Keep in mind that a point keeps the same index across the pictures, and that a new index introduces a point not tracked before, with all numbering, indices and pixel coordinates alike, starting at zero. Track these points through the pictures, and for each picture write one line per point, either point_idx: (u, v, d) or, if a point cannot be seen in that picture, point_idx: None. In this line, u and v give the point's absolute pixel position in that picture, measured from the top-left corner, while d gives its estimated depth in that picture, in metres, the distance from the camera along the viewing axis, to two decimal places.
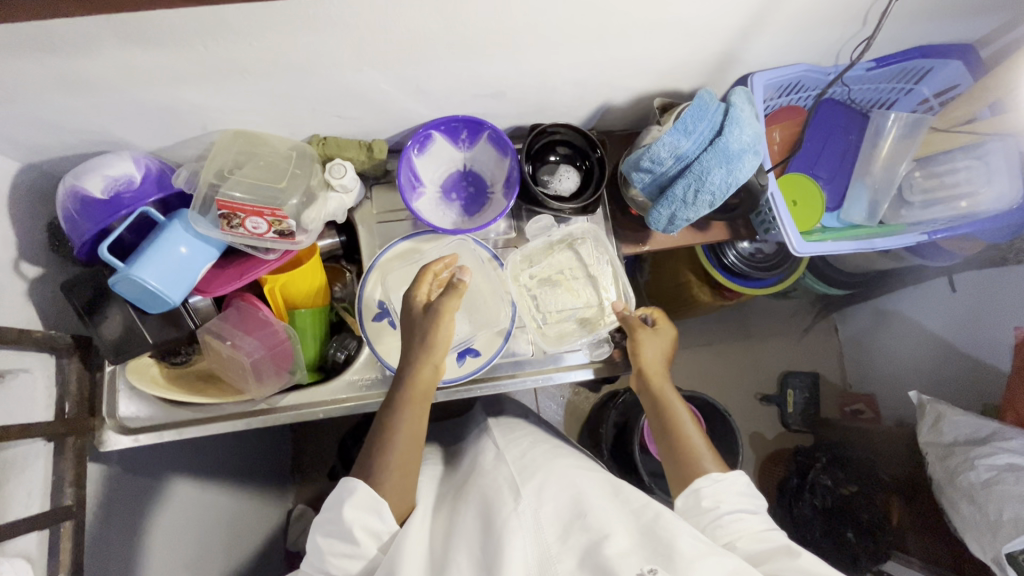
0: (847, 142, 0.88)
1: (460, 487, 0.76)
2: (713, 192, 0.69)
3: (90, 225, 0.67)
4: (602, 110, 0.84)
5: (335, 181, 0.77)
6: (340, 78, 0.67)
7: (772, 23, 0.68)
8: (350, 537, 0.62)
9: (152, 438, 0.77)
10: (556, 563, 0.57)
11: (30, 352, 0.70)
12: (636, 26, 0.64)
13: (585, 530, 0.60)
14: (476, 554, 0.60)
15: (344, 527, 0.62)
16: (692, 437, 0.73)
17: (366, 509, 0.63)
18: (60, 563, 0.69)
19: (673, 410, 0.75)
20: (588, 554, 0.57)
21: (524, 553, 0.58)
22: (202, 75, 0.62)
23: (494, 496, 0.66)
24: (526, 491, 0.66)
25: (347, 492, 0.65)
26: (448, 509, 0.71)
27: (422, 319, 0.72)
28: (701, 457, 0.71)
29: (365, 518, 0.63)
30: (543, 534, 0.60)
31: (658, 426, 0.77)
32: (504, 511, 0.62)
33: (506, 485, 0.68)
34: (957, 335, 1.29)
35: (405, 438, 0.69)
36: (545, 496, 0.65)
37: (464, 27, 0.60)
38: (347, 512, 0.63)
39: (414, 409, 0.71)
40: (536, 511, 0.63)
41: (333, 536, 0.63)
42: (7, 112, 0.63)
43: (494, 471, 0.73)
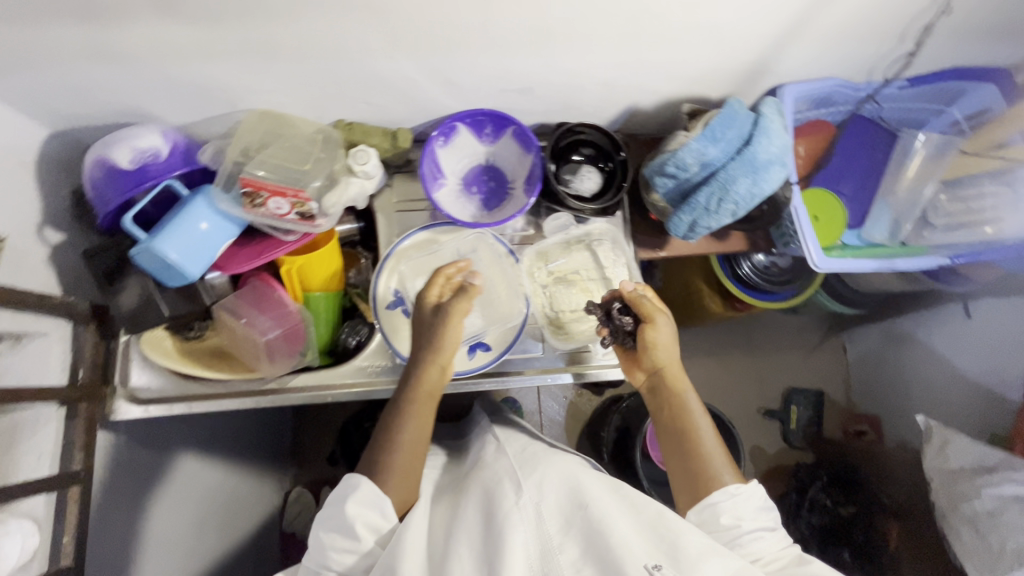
0: (874, 160, 0.87)
1: (461, 479, 0.76)
2: (737, 202, 0.69)
3: (115, 194, 0.67)
4: (628, 112, 0.83)
5: (358, 167, 0.75)
6: (370, 65, 0.66)
7: (808, 36, 0.67)
8: (351, 533, 0.62)
9: (162, 410, 0.77)
10: (558, 555, 0.58)
11: (48, 317, 0.71)
12: (671, 29, 0.64)
13: (587, 521, 0.59)
14: (479, 546, 0.59)
15: (346, 522, 0.62)
16: (708, 445, 0.70)
17: (369, 505, 0.64)
18: (65, 526, 0.70)
19: (690, 415, 0.72)
20: (592, 546, 0.57)
21: (526, 547, 0.58)
22: (233, 53, 0.62)
23: (495, 488, 0.66)
24: (528, 483, 0.66)
25: (350, 488, 0.65)
26: (449, 501, 0.70)
27: (433, 318, 0.74)
28: (717, 467, 0.68)
29: (368, 514, 0.63)
30: (545, 527, 0.60)
31: (671, 432, 0.74)
32: (506, 505, 0.62)
33: (507, 477, 0.68)
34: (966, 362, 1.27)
35: (411, 440, 0.69)
36: (546, 489, 0.65)
37: (499, 20, 0.60)
38: (350, 506, 0.63)
39: (421, 409, 0.71)
40: (538, 504, 0.63)
41: (335, 531, 0.62)
42: (40, 78, 0.63)
43: (495, 462, 0.73)
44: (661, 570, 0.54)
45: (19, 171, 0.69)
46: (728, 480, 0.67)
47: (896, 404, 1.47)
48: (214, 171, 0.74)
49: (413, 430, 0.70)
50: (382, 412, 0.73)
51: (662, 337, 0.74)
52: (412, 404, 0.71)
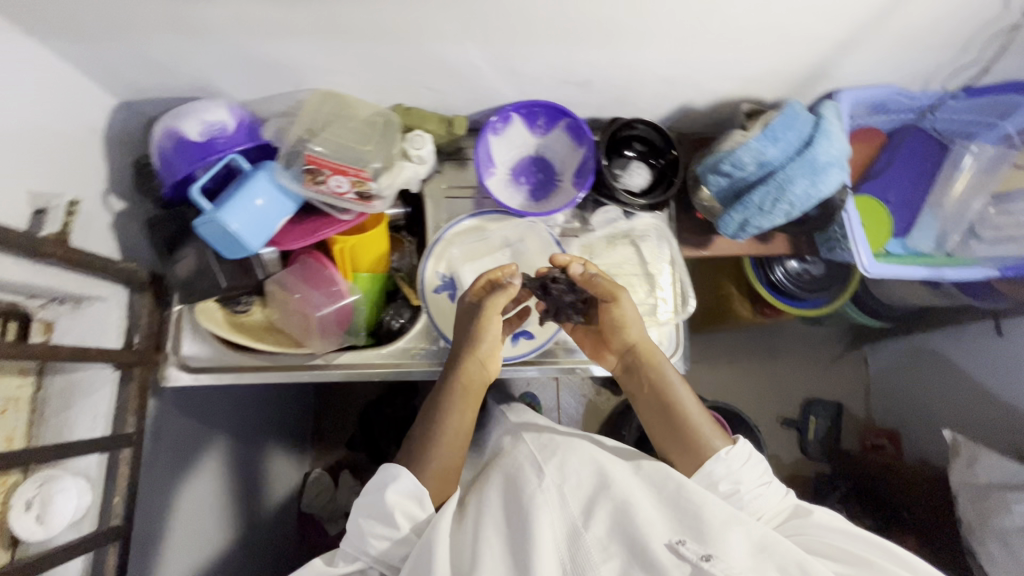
0: (922, 171, 0.86)
1: (483, 471, 0.77)
2: (793, 203, 0.69)
3: (183, 164, 0.69)
4: (680, 110, 0.84)
5: (413, 151, 0.78)
6: (438, 50, 0.68)
7: (872, 41, 0.67)
8: (389, 521, 0.61)
9: (210, 378, 0.79)
10: (584, 532, 0.59)
11: (108, 282, 0.73)
12: (738, 29, 0.65)
13: (612, 500, 0.61)
14: (511, 528, 0.61)
15: (386, 509, 0.62)
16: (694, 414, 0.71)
17: (407, 495, 0.64)
18: (118, 484, 0.72)
19: (669, 386, 0.72)
20: (620, 523, 0.59)
21: (553, 524, 0.60)
22: (309, 31, 0.64)
23: (518, 475, 0.69)
24: (550, 467, 0.69)
25: (389, 476, 0.65)
26: (473, 491, 0.72)
27: (473, 311, 0.74)
28: (708, 434, 0.69)
29: (406, 504, 0.63)
30: (569, 508, 0.62)
31: (653, 406, 0.74)
32: (530, 488, 0.65)
33: (528, 463, 0.70)
34: (992, 378, 1.27)
35: (450, 431, 0.70)
36: (568, 471, 0.67)
37: (572, 13, 0.61)
38: (389, 494, 0.63)
39: (463, 401, 0.72)
40: (561, 486, 0.65)
41: (375, 519, 0.62)
42: (120, 48, 0.65)
43: (515, 450, 0.75)
44: (686, 544, 0.57)
45: (89, 138, 0.71)
46: (720, 446, 0.68)
47: (918, 419, 1.46)
48: (274, 148, 0.76)
49: (456, 421, 0.71)
50: (427, 402, 0.74)
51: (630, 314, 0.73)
52: (455, 396, 0.72)
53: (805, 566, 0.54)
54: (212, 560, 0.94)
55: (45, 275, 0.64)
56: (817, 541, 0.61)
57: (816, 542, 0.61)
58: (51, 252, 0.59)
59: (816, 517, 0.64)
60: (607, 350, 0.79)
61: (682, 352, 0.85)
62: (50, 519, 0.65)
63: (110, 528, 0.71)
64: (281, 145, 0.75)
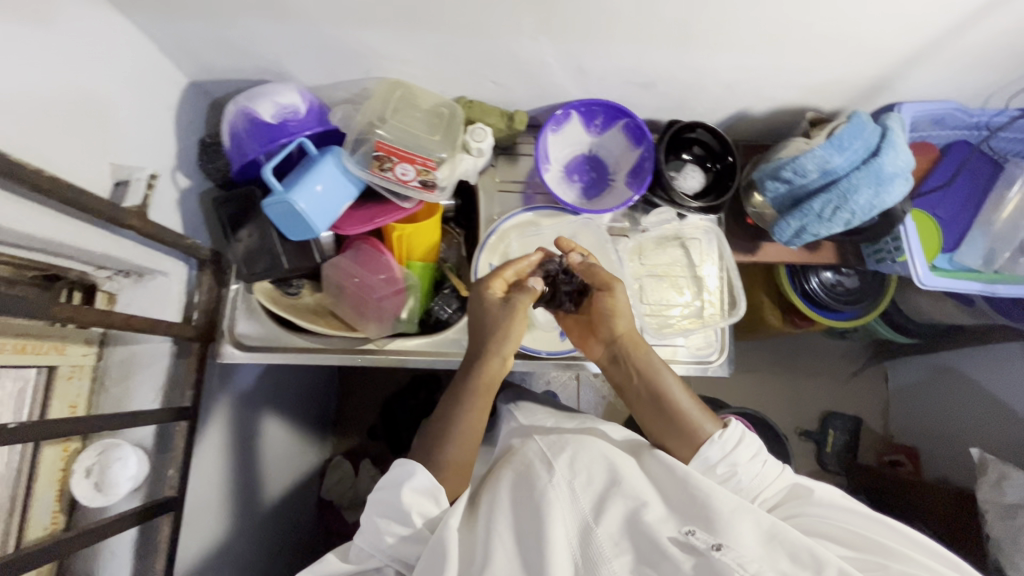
0: (974, 187, 0.87)
1: (495, 466, 0.76)
2: (854, 212, 0.70)
3: (255, 146, 0.72)
4: (737, 117, 0.85)
5: (474, 144, 0.78)
6: (513, 44, 0.69)
7: (941, 57, 0.68)
8: (405, 520, 0.59)
9: (264, 357, 0.79)
10: (593, 526, 0.58)
11: (171, 257, 0.74)
12: (811, 38, 0.66)
13: (622, 496, 0.60)
14: (522, 520, 0.60)
15: (401, 509, 0.59)
16: (684, 402, 0.71)
17: (424, 494, 0.61)
18: (172, 456, 0.73)
19: (655, 370, 0.72)
20: (629, 521, 0.58)
21: (565, 520, 0.58)
22: (391, 20, 0.65)
23: (526, 469, 0.67)
24: (560, 462, 0.67)
25: (404, 474, 0.62)
26: (483, 488, 0.69)
27: (503, 312, 0.72)
28: (698, 418, 0.70)
29: (422, 503, 0.60)
30: (578, 500, 0.61)
31: (643, 396, 0.74)
32: (540, 483, 0.63)
33: (537, 459, 0.68)
34: (1009, 395, 1.25)
35: (468, 427, 0.68)
36: (577, 466, 0.65)
37: (652, 13, 0.62)
38: (404, 494, 0.60)
39: (481, 397, 0.70)
40: (570, 483, 0.63)
41: (389, 517, 0.60)
42: (203, 27, 0.66)
43: (524, 447, 0.73)
44: (696, 534, 0.56)
45: (162, 115, 0.72)
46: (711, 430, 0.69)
47: (934, 435, 1.44)
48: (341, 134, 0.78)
49: (472, 419, 0.69)
50: (442, 399, 0.71)
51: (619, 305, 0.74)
52: (472, 395, 0.69)
53: (816, 552, 0.54)
54: (241, 537, 0.94)
55: (120, 246, 0.65)
56: (814, 525, 0.62)
57: (816, 523, 0.62)
58: (133, 223, 0.60)
59: (817, 497, 0.65)
60: (594, 339, 0.78)
61: (728, 355, 0.85)
62: (108, 488, 0.66)
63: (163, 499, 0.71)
64: (348, 130, 0.76)
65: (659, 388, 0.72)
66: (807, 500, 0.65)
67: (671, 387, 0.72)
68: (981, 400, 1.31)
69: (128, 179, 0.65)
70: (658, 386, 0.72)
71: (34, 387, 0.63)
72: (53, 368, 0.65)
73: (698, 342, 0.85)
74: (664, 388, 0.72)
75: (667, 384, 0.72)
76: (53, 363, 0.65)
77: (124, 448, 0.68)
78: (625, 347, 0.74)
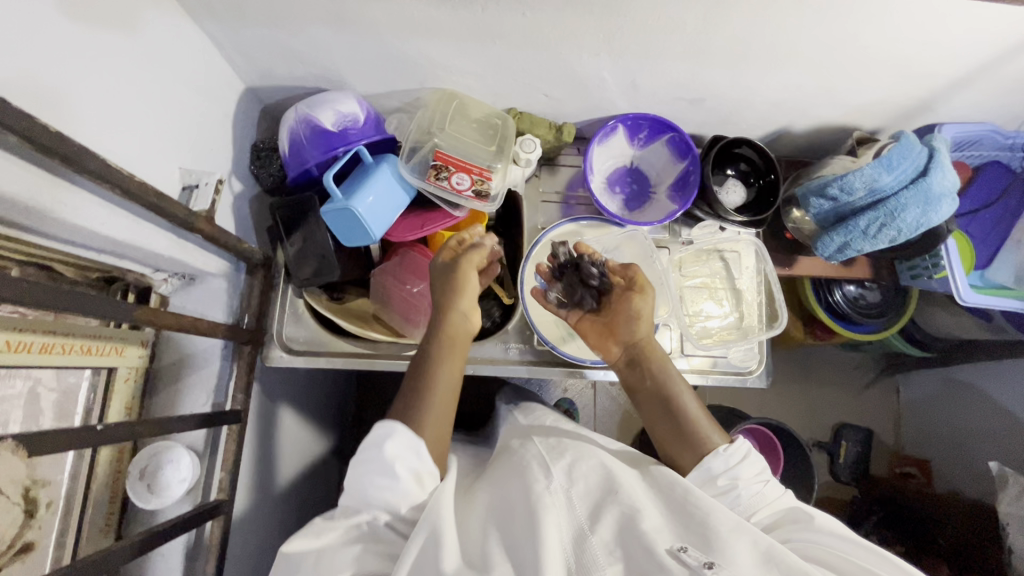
0: (1009, 207, 0.88)
1: (492, 464, 0.74)
2: (901, 229, 0.72)
3: (315, 154, 0.74)
4: (778, 133, 0.87)
5: (523, 155, 0.80)
6: (571, 59, 0.70)
7: (987, 81, 0.70)
8: (390, 473, 0.58)
9: (312, 362, 0.80)
10: (589, 535, 0.56)
11: (224, 257, 0.74)
12: (865, 60, 0.68)
13: (618, 504, 0.59)
14: (513, 526, 0.58)
15: (384, 463, 0.58)
16: (693, 411, 0.71)
17: (407, 448, 0.60)
18: (221, 460, 0.73)
19: (670, 373, 0.73)
20: (624, 530, 0.56)
21: (560, 526, 0.57)
22: (458, 32, 0.66)
23: (522, 470, 0.65)
24: (558, 468, 0.65)
25: (385, 433, 0.60)
26: (474, 487, 0.68)
27: (450, 270, 0.74)
28: (707, 430, 0.69)
29: (407, 460, 0.59)
30: (575, 508, 0.59)
31: (653, 402, 0.73)
32: (537, 488, 0.61)
33: (535, 461, 0.66)
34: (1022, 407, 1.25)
35: (445, 388, 0.68)
36: (576, 475, 0.63)
37: (716, 32, 0.64)
38: (387, 451, 0.59)
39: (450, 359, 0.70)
40: (567, 490, 0.61)
41: (374, 472, 0.58)
42: (270, 34, 0.67)
43: (522, 447, 0.71)
44: (688, 551, 0.54)
45: (221, 119, 0.73)
46: (715, 442, 0.68)
47: (950, 446, 1.43)
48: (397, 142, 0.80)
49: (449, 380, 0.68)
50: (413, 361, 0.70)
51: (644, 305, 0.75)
52: (441, 352, 0.70)
53: None
54: (274, 541, 0.93)
55: (184, 249, 0.66)
56: (803, 545, 0.59)
57: (810, 549, 0.58)
58: (204, 228, 0.61)
59: (817, 522, 0.60)
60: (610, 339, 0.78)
61: (766, 366, 0.86)
62: (161, 490, 0.65)
63: (212, 502, 0.70)
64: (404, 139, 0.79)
65: (671, 395, 0.72)
66: (805, 525, 0.61)
67: (683, 395, 0.72)
68: (995, 413, 1.31)
69: (197, 184, 0.65)
70: (668, 391, 0.72)
71: (93, 387, 0.63)
72: (111, 370, 0.65)
73: (740, 354, 0.86)
74: (676, 395, 0.72)
75: (680, 393, 0.72)
76: (112, 366, 0.65)
77: (176, 450, 0.67)
78: (643, 349, 0.75)
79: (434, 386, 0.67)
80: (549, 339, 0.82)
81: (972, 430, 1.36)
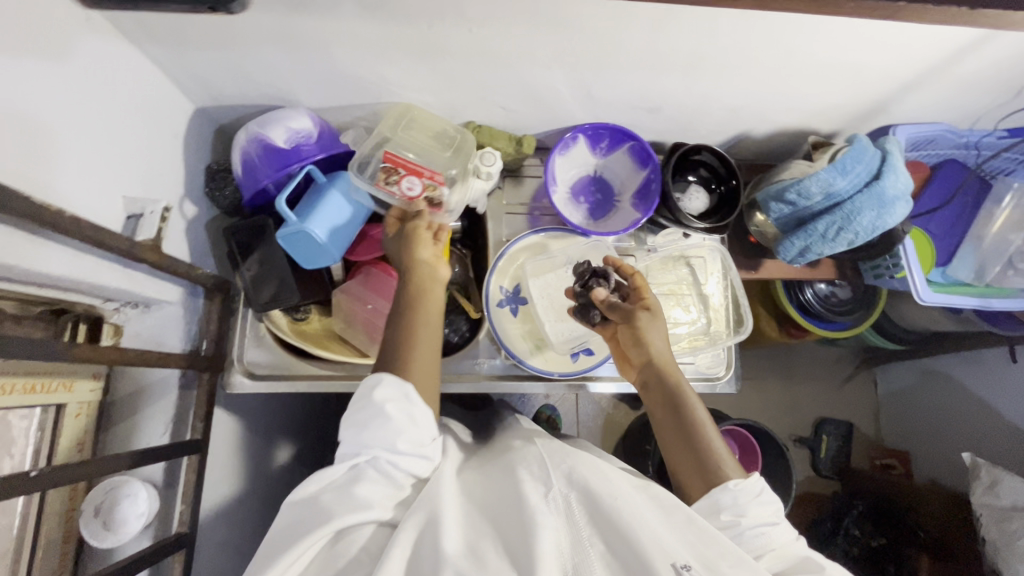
0: (965, 204, 0.90)
1: (488, 460, 0.70)
2: (857, 232, 0.72)
3: (268, 172, 0.73)
4: (738, 138, 0.87)
5: (483, 168, 0.78)
6: (524, 72, 0.70)
7: (935, 84, 0.71)
8: (382, 416, 0.57)
9: (275, 386, 0.79)
10: (588, 546, 0.54)
11: (178, 283, 0.72)
12: (814, 67, 0.68)
13: (615, 509, 0.55)
14: (507, 538, 0.54)
15: (375, 407, 0.57)
16: (712, 441, 0.66)
17: (396, 391, 0.59)
18: (183, 492, 0.71)
19: (687, 398, 0.68)
20: (620, 540, 0.53)
21: (557, 533, 0.54)
22: (406, 50, 0.65)
23: (517, 477, 0.61)
24: (557, 473, 0.61)
25: (372, 382, 0.59)
26: (468, 486, 0.64)
27: (399, 239, 0.74)
28: (722, 462, 0.64)
29: (398, 401, 0.58)
30: (574, 517, 0.56)
31: (668, 427, 0.69)
32: (532, 496, 0.57)
33: (535, 467, 0.62)
34: (995, 398, 1.27)
35: (422, 333, 0.65)
36: (576, 481, 0.59)
37: (663, 44, 0.64)
38: (377, 396, 0.58)
39: (422, 304, 0.67)
40: (568, 498, 0.57)
41: (366, 421, 0.57)
42: (216, 58, 0.66)
43: (523, 450, 0.67)
44: (692, 571, 0.52)
45: (171, 143, 0.71)
46: (731, 473, 0.63)
47: (929, 438, 1.43)
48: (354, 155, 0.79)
49: (426, 329, 0.65)
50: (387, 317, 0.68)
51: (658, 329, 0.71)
52: (408, 299, 0.68)
53: None
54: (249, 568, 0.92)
55: (133, 279, 0.64)
56: None
57: None
58: (148, 257, 0.60)
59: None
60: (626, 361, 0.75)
61: (734, 371, 0.87)
62: (118, 526, 0.63)
63: (174, 536, 0.69)
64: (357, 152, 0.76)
65: (687, 417, 0.68)
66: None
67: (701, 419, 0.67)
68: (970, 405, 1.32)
69: (142, 213, 0.64)
70: (684, 414, 0.68)
71: (41, 426, 0.61)
72: (61, 407, 0.63)
73: (707, 360, 0.87)
74: (693, 419, 0.67)
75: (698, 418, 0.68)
76: (62, 402, 0.63)
77: (133, 484, 0.66)
78: (659, 373, 0.70)
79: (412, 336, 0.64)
80: (516, 353, 0.81)
81: (947, 422, 1.38)
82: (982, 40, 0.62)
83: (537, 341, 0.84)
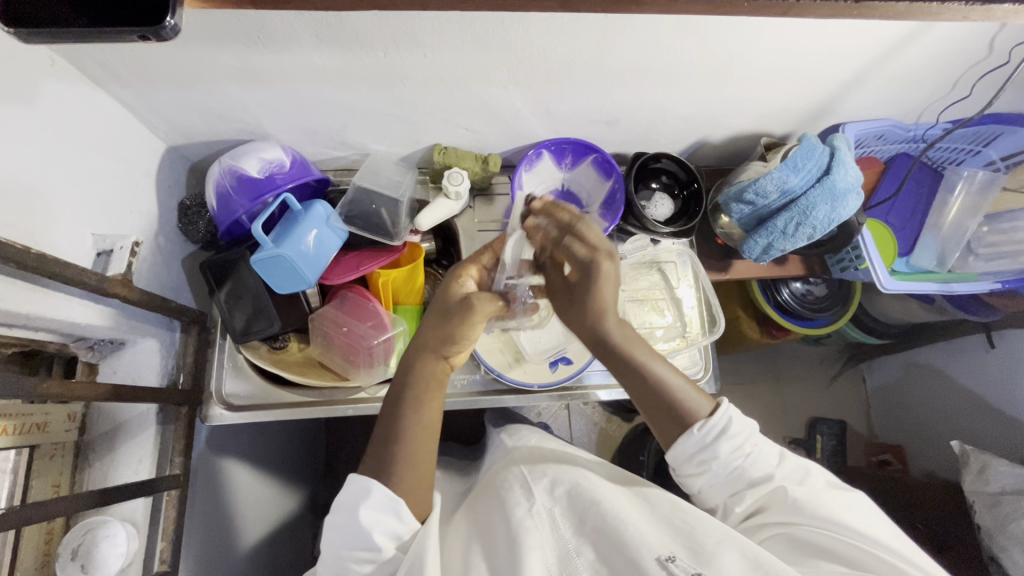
0: (919, 194, 0.97)
1: (473, 496, 0.71)
2: (815, 225, 0.76)
3: (243, 204, 0.74)
4: (698, 144, 0.91)
5: (452, 188, 0.82)
6: (481, 93, 0.73)
7: (873, 82, 0.74)
8: (369, 543, 0.53)
9: (255, 416, 0.80)
10: (575, 557, 0.54)
11: (154, 322, 0.73)
12: (756, 74, 0.71)
13: (600, 516, 0.57)
14: (496, 553, 0.55)
15: (361, 531, 0.53)
16: (669, 377, 0.63)
17: (384, 510, 0.54)
18: (161, 530, 0.70)
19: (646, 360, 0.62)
20: (609, 545, 0.54)
21: (543, 549, 0.54)
22: (365, 79, 0.68)
23: (506, 495, 0.63)
24: (539, 488, 0.63)
25: (361, 491, 0.55)
26: (461, 514, 0.67)
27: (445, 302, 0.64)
28: (688, 403, 0.62)
29: (386, 520, 0.54)
30: (560, 529, 0.57)
31: (621, 379, 0.64)
32: (518, 512, 0.58)
33: (519, 485, 0.64)
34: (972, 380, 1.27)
35: (417, 430, 0.59)
36: (558, 493, 0.62)
37: (611, 59, 0.67)
38: (362, 515, 0.53)
39: (429, 401, 0.60)
40: (551, 509, 0.59)
41: (352, 544, 0.54)
42: (181, 97, 0.68)
43: (507, 471, 0.69)
44: (677, 561, 0.51)
45: (142, 181, 0.73)
46: (699, 416, 0.61)
47: (916, 428, 1.41)
48: (326, 179, 0.81)
49: (421, 433, 0.59)
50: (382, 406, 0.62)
51: (607, 297, 0.60)
52: (416, 397, 0.60)
53: None
54: None
55: (103, 314, 0.64)
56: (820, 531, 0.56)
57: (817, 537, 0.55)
58: (118, 291, 0.61)
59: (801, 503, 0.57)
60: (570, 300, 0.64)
61: (712, 372, 0.87)
62: (96, 568, 0.61)
63: None
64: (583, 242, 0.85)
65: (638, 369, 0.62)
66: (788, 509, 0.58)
67: (658, 368, 0.62)
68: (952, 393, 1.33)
69: (112, 248, 0.65)
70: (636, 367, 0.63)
71: (14, 469, 0.60)
72: (35, 448, 0.62)
73: (684, 362, 0.87)
74: (649, 369, 0.63)
75: (659, 375, 0.62)
76: (37, 443, 0.62)
77: (112, 524, 0.64)
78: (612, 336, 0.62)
79: (404, 444, 0.58)
80: (495, 367, 0.83)
81: (933, 410, 1.36)
82: (910, 39, 0.65)
83: (515, 355, 0.85)
